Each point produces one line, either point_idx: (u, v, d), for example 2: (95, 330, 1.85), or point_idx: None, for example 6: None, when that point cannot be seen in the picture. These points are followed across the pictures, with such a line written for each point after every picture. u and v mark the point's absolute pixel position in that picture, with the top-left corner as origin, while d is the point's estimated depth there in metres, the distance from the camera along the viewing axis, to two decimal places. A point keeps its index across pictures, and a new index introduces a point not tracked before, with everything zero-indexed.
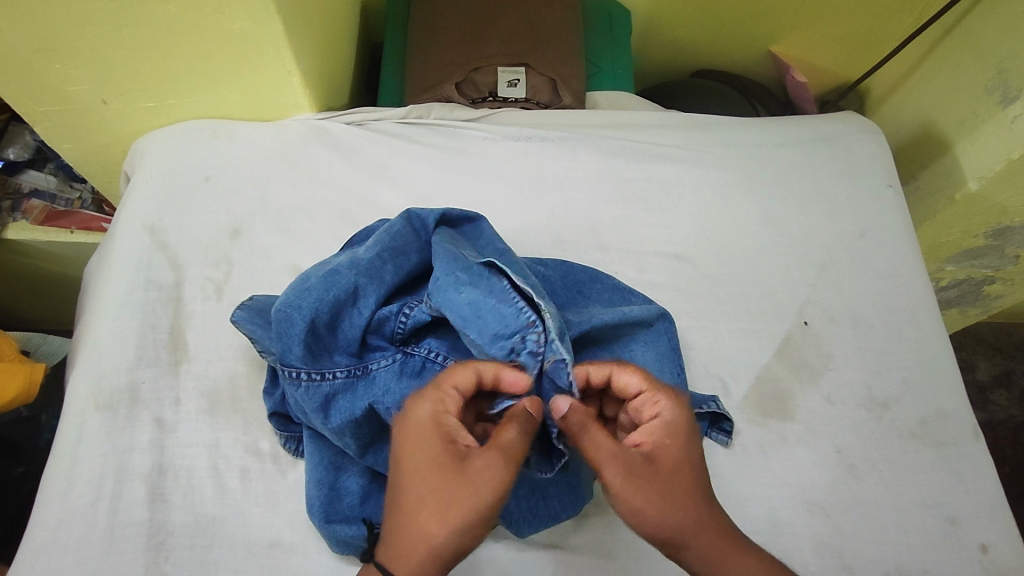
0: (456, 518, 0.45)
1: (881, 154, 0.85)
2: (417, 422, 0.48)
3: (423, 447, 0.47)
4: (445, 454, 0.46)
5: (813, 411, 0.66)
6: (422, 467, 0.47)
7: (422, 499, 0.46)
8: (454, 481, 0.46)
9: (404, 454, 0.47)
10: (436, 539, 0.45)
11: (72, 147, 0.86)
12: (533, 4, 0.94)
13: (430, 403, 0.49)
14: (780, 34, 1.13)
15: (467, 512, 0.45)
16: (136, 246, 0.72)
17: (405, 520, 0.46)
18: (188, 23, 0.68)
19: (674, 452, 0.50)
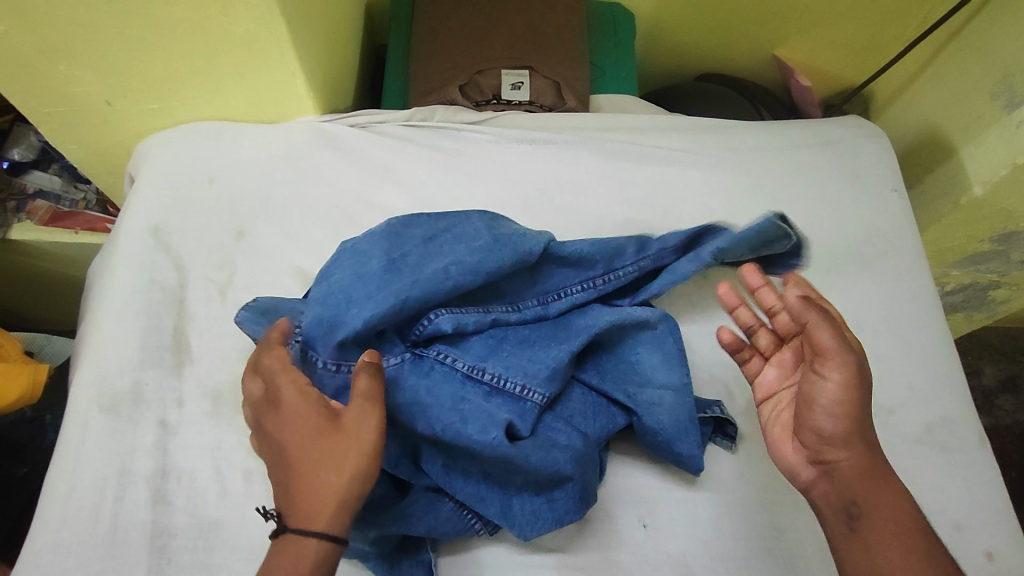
0: (318, 472, 0.47)
1: (886, 158, 0.85)
2: (287, 395, 0.51)
3: (292, 416, 0.50)
4: (304, 416, 0.50)
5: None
6: (293, 431, 0.49)
7: (302, 460, 0.48)
8: (314, 438, 0.49)
9: (286, 426, 0.50)
10: (333, 488, 0.47)
11: (77, 148, 0.86)
12: (537, 7, 0.94)
13: (290, 376, 0.52)
14: (783, 38, 1.13)
15: (320, 463, 0.48)
16: (141, 247, 0.72)
17: (287, 487, 0.48)
18: (193, 24, 0.68)
19: (851, 380, 0.51)
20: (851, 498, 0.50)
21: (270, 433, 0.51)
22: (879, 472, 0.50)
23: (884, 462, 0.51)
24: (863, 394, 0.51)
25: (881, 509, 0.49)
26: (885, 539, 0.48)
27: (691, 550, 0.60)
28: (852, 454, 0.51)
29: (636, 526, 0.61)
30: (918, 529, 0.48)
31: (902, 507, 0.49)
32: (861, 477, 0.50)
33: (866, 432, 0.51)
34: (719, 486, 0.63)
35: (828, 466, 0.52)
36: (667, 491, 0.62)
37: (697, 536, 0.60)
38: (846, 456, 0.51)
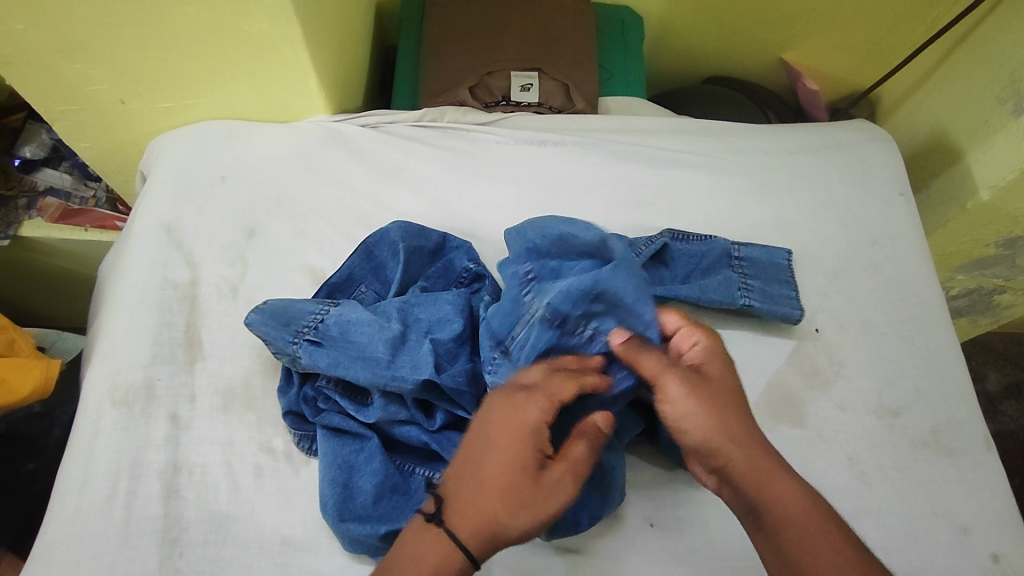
0: (495, 505, 0.49)
1: (893, 162, 0.85)
2: (522, 420, 0.51)
3: (502, 442, 0.50)
4: (526, 449, 0.50)
5: (825, 418, 0.67)
6: (483, 458, 0.50)
7: (467, 481, 0.50)
8: (538, 479, 0.50)
9: (491, 450, 0.50)
10: (505, 531, 0.49)
11: (89, 146, 0.87)
12: (546, 10, 0.95)
13: (534, 404, 0.52)
14: (791, 42, 1.14)
15: (506, 501, 0.49)
16: (153, 245, 0.73)
17: (443, 504, 0.50)
18: (207, 23, 0.69)
19: (718, 368, 0.56)
20: (751, 506, 0.51)
21: (469, 446, 0.52)
22: (767, 465, 0.52)
23: (766, 454, 0.52)
24: (720, 394, 0.54)
25: (779, 505, 0.50)
26: (790, 533, 0.49)
27: (698, 550, 0.60)
28: (738, 453, 0.52)
29: (643, 525, 0.61)
30: (818, 515, 0.50)
31: (798, 497, 0.51)
32: (753, 474, 0.51)
33: (730, 427, 0.53)
34: None
35: (724, 476, 0.53)
36: (674, 491, 0.63)
37: (704, 535, 0.61)
38: (733, 464, 0.52)
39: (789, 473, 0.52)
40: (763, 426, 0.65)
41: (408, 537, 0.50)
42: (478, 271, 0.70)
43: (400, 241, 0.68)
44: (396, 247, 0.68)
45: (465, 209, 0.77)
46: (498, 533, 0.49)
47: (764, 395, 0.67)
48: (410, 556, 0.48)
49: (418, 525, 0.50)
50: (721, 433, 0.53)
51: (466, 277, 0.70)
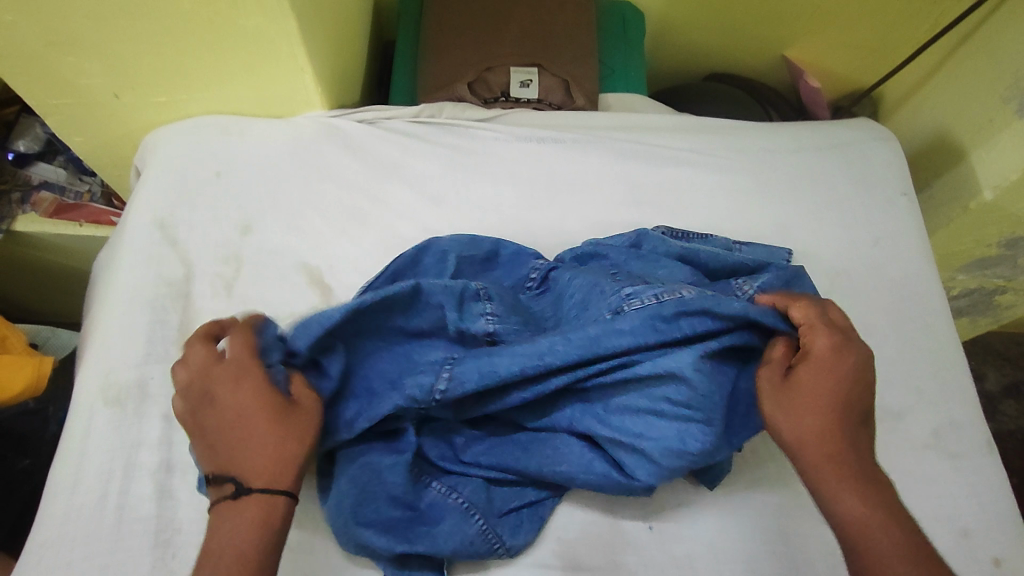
0: (273, 444, 0.49)
1: (896, 161, 0.84)
2: (226, 385, 0.51)
3: (242, 402, 0.50)
4: (261, 403, 0.50)
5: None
6: (245, 416, 0.50)
7: (240, 450, 0.49)
8: (287, 415, 0.51)
9: (229, 411, 0.50)
10: (281, 461, 0.49)
11: (83, 140, 0.86)
12: (547, 6, 0.94)
13: (224, 373, 0.52)
14: (793, 39, 1.13)
15: (279, 433, 0.50)
16: (147, 242, 0.72)
17: (225, 474, 0.48)
18: (203, 18, 0.68)
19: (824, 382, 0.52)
20: (819, 497, 0.49)
21: (217, 428, 0.50)
22: (867, 472, 0.49)
23: (859, 476, 0.49)
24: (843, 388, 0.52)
25: (848, 505, 0.48)
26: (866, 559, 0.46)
27: (695, 553, 0.60)
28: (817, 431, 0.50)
29: (641, 528, 0.60)
30: (888, 530, 0.47)
31: (861, 509, 0.48)
32: (821, 457, 0.50)
33: (834, 419, 0.51)
34: (725, 488, 0.63)
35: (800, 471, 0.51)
36: (674, 494, 0.62)
37: (704, 539, 0.60)
38: (813, 441, 0.50)
39: (878, 486, 0.49)
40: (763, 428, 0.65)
41: (218, 521, 0.47)
42: (545, 271, 0.68)
43: (451, 250, 0.67)
44: (446, 254, 0.66)
45: (464, 207, 0.76)
46: (295, 469, 0.49)
47: None
48: (222, 533, 0.46)
49: (222, 509, 0.47)
50: (806, 416, 0.51)
51: (533, 281, 0.68)
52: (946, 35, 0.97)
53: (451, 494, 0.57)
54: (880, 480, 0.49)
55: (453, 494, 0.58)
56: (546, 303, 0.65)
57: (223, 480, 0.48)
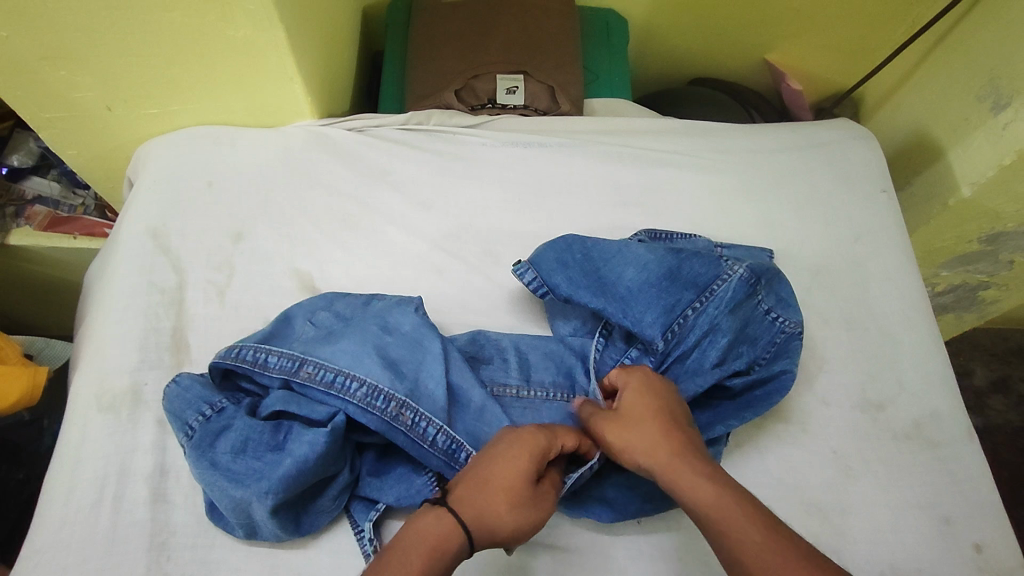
0: (508, 514, 0.48)
1: (875, 159, 0.86)
2: (533, 439, 0.53)
3: (513, 464, 0.50)
4: (523, 475, 0.50)
5: (810, 414, 0.67)
6: (499, 469, 0.50)
7: (487, 484, 0.49)
8: (532, 502, 0.50)
9: (507, 453, 0.51)
10: (499, 520, 0.48)
11: (76, 153, 0.88)
12: (531, 14, 0.96)
13: (534, 442, 0.52)
14: (775, 43, 1.14)
15: (513, 503, 0.49)
16: (140, 250, 0.73)
17: (455, 492, 0.49)
18: (193, 31, 0.69)
19: (636, 401, 0.56)
20: (671, 493, 0.51)
21: (472, 459, 0.51)
22: (690, 454, 0.52)
23: (689, 457, 0.51)
24: (654, 402, 0.56)
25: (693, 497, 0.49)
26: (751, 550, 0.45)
27: (683, 547, 0.61)
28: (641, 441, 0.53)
29: (630, 523, 0.61)
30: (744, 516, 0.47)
31: (718, 499, 0.48)
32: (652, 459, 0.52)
33: (632, 428, 0.54)
34: None
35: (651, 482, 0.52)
36: None
37: (692, 532, 0.61)
38: (640, 429, 0.54)
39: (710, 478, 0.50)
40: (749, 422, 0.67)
41: (412, 517, 0.47)
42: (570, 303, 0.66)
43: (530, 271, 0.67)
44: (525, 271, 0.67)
45: (452, 211, 0.78)
46: (493, 533, 0.48)
47: None
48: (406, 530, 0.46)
49: (424, 506, 0.48)
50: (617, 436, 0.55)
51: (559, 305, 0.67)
52: (923, 36, 0.99)
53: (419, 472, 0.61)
54: (708, 459, 0.52)
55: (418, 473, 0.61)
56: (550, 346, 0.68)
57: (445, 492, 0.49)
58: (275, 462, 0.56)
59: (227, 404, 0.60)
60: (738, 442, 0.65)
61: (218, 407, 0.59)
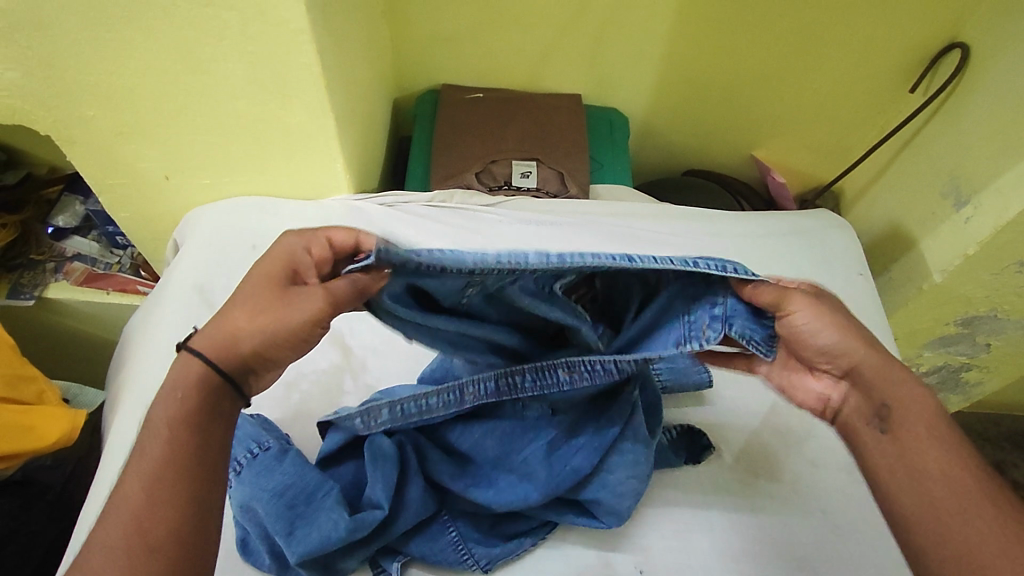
0: (244, 332, 0.51)
1: (852, 245, 0.95)
2: (281, 250, 0.55)
3: (255, 277, 0.54)
4: (270, 286, 0.53)
5: (800, 475, 0.72)
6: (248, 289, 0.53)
7: (229, 311, 0.52)
8: (279, 307, 0.51)
9: (261, 267, 0.55)
10: (239, 333, 0.51)
11: (129, 215, 0.98)
12: (544, 111, 1.10)
13: (273, 260, 0.54)
14: (762, 140, 1.23)
15: (278, 345, 0.51)
16: (187, 305, 0.81)
17: (212, 353, 0.51)
18: (255, 115, 0.80)
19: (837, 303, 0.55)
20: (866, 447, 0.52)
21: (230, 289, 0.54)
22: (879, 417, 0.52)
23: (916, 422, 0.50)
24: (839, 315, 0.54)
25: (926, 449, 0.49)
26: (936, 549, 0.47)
27: None
28: (872, 357, 0.53)
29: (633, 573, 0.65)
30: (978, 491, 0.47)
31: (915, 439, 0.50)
32: (881, 372, 0.52)
33: (866, 337, 0.53)
34: (710, 537, 0.68)
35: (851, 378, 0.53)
36: (665, 539, 0.67)
37: None
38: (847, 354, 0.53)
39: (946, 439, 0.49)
40: (743, 480, 0.72)
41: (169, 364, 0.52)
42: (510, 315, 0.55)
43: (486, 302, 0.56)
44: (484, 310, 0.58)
45: None
46: (233, 353, 0.51)
47: (742, 452, 0.74)
48: (156, 415, 0.49)
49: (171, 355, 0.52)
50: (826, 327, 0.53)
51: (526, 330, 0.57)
52: (893, 139, 1.11)
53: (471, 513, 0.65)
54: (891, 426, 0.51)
55: (448, 527, 0.65)
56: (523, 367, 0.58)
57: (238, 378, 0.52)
58: (306, 523, 0.60)
59: (274, 444, 0.65)
60: (733, 498, 0.70)
61: (264, 448, 0.65)
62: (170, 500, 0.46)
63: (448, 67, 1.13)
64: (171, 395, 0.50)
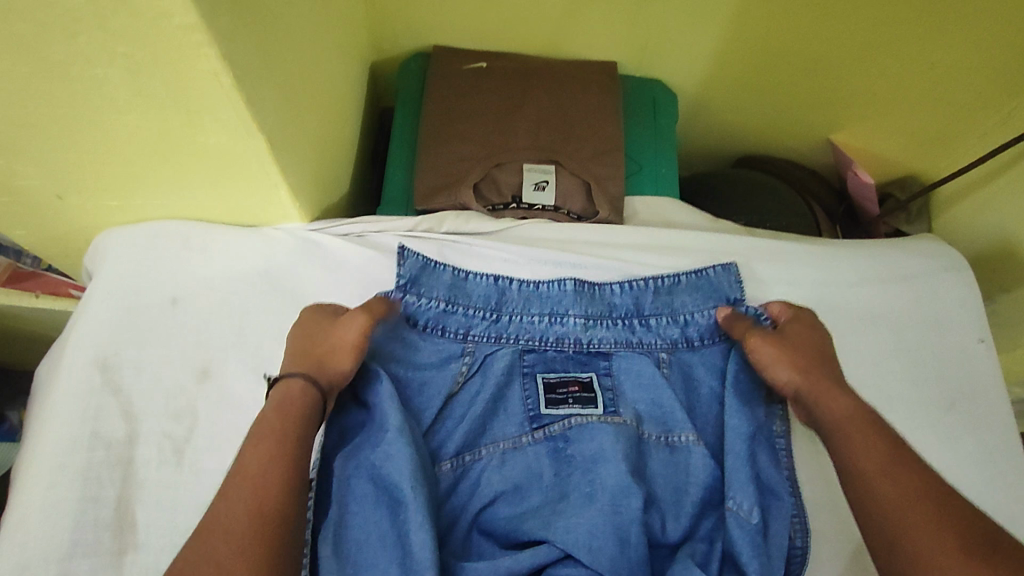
0: (334, 347, 0.57)
1: (972, 298, 0.73)
2: (301, 316, 0.61)
3: (298, 333, 0.59)
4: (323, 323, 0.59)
5: (822, 512, 0.62)
6: (305, 338, 0.58)
7: (303, 351, 0.57)
8: (338, 330, 0.58)
9: (292, 338, 0.59)
10: (330, 356, 0.56)
11: (26, 233, 0.72)
12: (568, 89, 0.83)
13: (301, 323, 0.60)
14: (845, 121, 0.95)
15: (349, 347, 0.56)
16: (84, 388, 0.60)
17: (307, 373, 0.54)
18: (154, 134, 0.55)
19: (813, 333, 0.64)
20: (836, 444, 0.54)
21: (291, 350, 0.57)
22: (846, 424, 0.54)
23: (874, 420, 0.54)
24: (803, 344, 0.62)
25: (864, 442, 0.52)
26: (883, 504, 0.48)
27: None
28: (833, 393, 0.57)
29: None
30: (925, 501, 0.47)
31: (849, 404, 0.56)
32: (818, 389, 0.58)
33: (816, 369, 0.60)
34: None
35: (800, 402, 0.60)
36: None
37: None
38: (823, 400, 0.57)
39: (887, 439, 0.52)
40: None
41: (281, 392, 0.53)
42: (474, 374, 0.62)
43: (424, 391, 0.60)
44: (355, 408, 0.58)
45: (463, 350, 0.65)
46: (327, 365, 0.56)
47: None
48: (264, 414, 0.51)
49: (296, 382, 0.53)
50: (780, 356, 0.61)
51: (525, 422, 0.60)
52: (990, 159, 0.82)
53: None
54: (898, 440, 0.52)
55: None
56: (478, 411, 0.60)
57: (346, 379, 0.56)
58: None
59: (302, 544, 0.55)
60: None
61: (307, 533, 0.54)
62: (274, 515, 0.44)
63: (444, 23, 0.85)
64: (290, 416, 0.51)
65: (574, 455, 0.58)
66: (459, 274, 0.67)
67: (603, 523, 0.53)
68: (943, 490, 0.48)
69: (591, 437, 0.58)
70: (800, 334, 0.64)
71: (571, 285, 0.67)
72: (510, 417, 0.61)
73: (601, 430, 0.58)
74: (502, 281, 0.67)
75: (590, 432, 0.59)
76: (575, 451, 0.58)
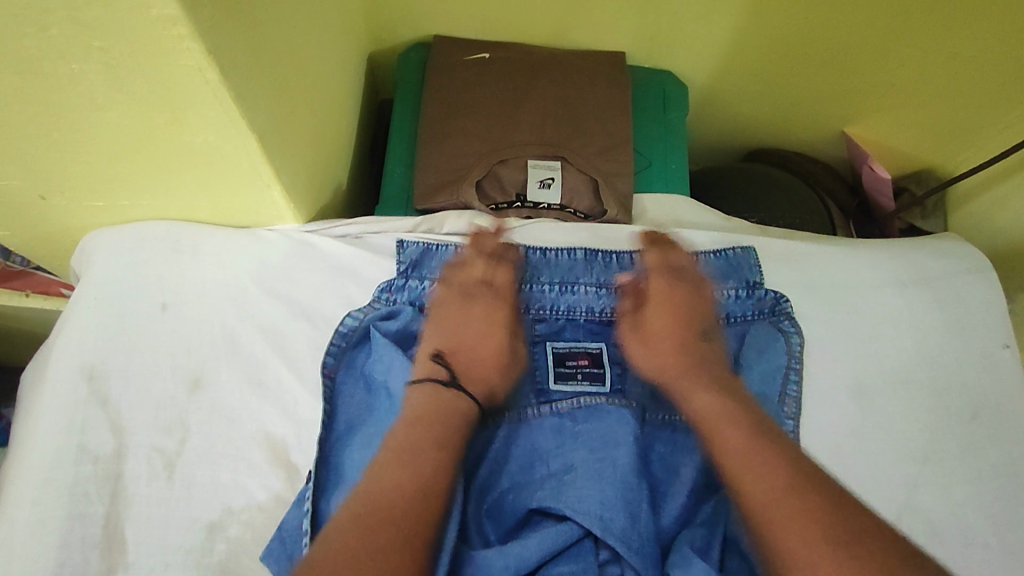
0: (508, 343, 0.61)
1: (995, 302, 0.70)
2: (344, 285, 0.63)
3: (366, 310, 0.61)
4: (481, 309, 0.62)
5: None
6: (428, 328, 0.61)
7: (477, 344, 0.60)
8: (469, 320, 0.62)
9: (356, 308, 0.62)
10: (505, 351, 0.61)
11: (11, 234, 0.69)
12: (574, 81, 0.79)
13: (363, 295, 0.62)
14: (861, 113, 0.91)
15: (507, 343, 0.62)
16: (70, 399, 0.57)
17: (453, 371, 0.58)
18: (138, 132, 0.52)
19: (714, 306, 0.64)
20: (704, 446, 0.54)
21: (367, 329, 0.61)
22: (700, 424, 0.55)
23: (724, 420, 0.54)
24: (675, 316, 0.63)
25: (721, 430, 0.54)
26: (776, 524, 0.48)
27: None
28: (711, 387, 0.57)
29: None
30: (790, 497, 0.48)
31: (707, 400, 0.56)
32: (680, 379, 0.59)
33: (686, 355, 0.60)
34: None
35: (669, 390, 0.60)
36: None
37: None
38: (675, 384, 0.59)
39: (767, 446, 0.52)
40: None
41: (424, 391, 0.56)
42: None
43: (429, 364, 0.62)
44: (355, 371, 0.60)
45: None
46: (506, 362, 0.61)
47: None
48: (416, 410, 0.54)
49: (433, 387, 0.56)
50: (649, 344, 0.62)
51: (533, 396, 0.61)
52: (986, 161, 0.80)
53: (571, 565, 0.51)
54: (772, 442, 0.52)
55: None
56: None
57: (450, 372, 0.58)
58: None
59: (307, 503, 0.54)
60: None
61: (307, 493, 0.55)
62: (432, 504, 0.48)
63: (446, 12, 0.81)
64: (427, 411, 0.54)
65: (581, 432, 0.57)
66: (459, 250, 0.67)
67: (614, 495, 0.52)
68: (798, 478, 0.49)
69: (603, 419, 0.57)
70: (681, 306, 0.63)
71: (582, 260, 0.67)
72: (520, 394, 0.61)
73: (608, 412, 0.58)
74: (506, 252, 0.66)
75: (599, 414, 0.58)
76: (587, 428, 0.57)
